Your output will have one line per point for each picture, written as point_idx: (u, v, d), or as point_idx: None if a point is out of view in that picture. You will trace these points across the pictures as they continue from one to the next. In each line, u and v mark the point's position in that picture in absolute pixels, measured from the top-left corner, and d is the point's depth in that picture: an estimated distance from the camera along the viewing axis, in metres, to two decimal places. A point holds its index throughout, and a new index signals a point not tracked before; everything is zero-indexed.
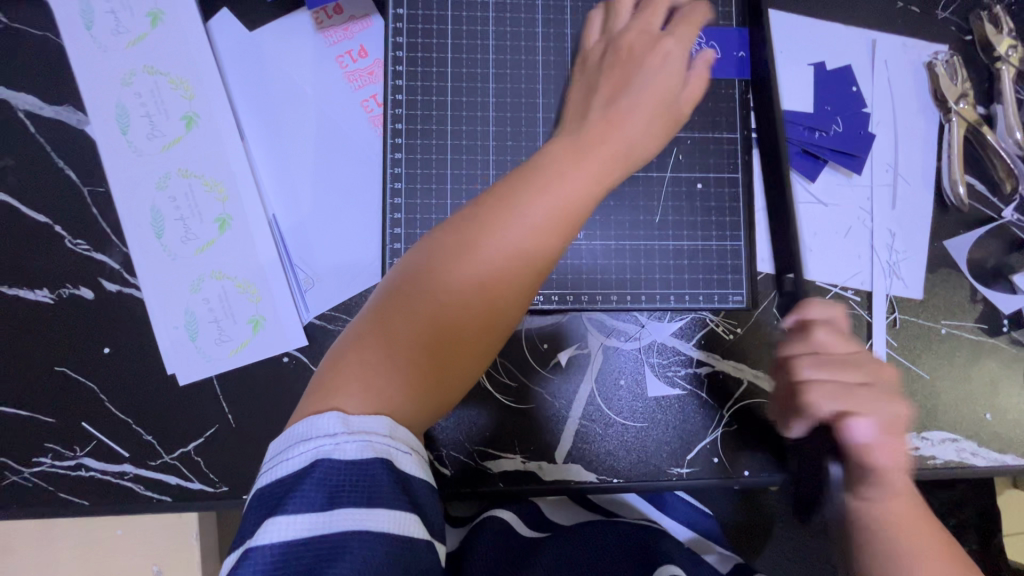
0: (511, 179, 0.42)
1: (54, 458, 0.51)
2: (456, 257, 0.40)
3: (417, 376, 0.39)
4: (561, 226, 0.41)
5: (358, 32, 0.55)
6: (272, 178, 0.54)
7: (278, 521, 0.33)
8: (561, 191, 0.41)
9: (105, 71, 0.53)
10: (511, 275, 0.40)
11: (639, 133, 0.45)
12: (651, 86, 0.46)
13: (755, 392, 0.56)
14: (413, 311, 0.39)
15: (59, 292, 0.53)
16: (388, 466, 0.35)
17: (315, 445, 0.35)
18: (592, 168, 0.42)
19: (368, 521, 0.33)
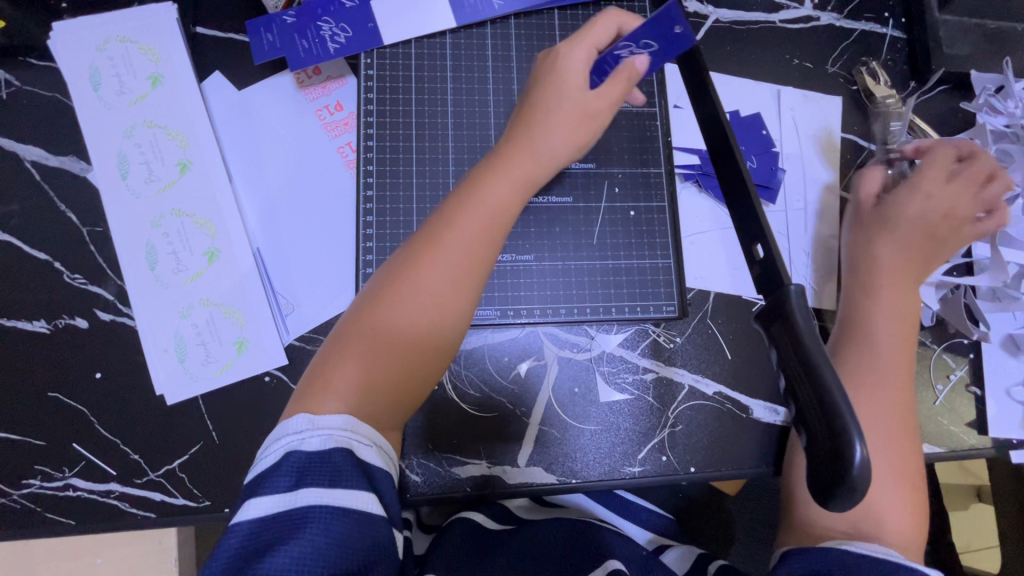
0: (416, 239, 0.50)
1: (42, 479, 0.54)
2: (378, 309, 0.48)
3: (371, 390, 0.47)
4: (463, 275, 0.48)
5: (334, 90, 0.64)
6: (255, 216, 0.60)
7: (260, 497, 0.42)
8: (455, 245, 0.48)
9: (109, 125, 0.60)
10: (428, 317, 0.48)
11: (546, 161, 0.52)
12: (565, 111, 0.52)
13: (695, 395, 0.63)
14: (364, 340, 0.47)
15: (55, 322, 0.57)
16: (347, 454, 0.44)
17: (287, 440, 0.44)
18: (480, 222, 0.49)
19: (327, 498, 0.42)
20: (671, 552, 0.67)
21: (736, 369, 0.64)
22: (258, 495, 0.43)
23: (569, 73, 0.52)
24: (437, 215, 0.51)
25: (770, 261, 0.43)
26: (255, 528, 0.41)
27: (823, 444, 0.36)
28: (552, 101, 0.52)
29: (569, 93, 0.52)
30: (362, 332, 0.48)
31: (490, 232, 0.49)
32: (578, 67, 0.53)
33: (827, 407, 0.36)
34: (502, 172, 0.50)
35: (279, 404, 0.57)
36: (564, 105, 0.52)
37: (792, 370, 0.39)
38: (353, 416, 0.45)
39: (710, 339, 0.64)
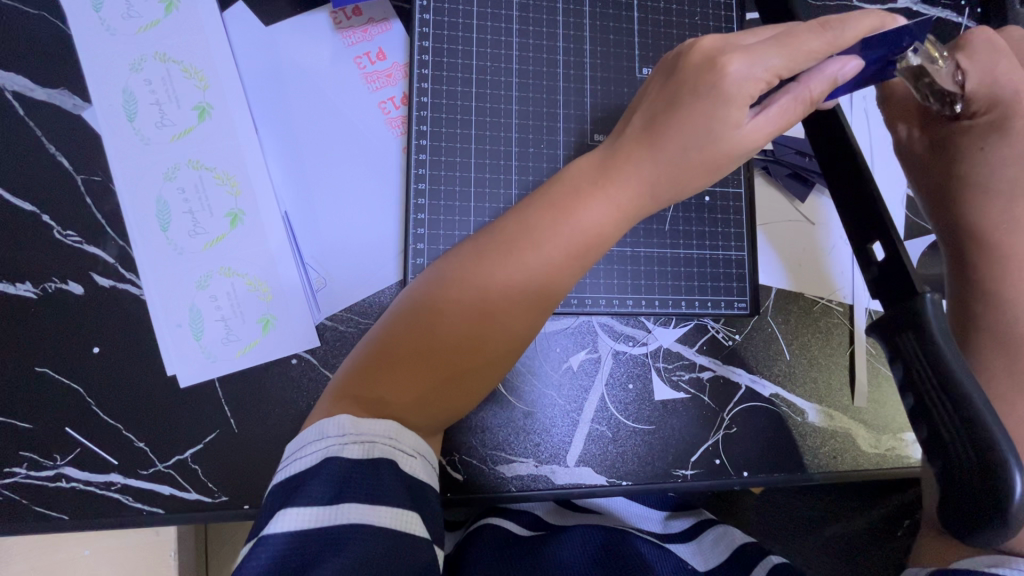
0: (483, 247, 0.43)
1: (30, 466, 0.47)
2: (437, 319, 0.42)
3: (420, 404, 0.42)
4: (534, 302, 0.43)
5: (377, 35, 0.55)
6: (285, 176, 0.52)
7: (291, 509, 0.36)
8: (530, 267, 0.42)
9: (115, 56, 0.51)
10: (490, 339, 0.42)
11: (658, 189, 0.42)
12: (710, 153, 0.41)
13: (753, 396, 0.59)
14: (419, 342, 0.42)
15: (44, 286, 0.49)
16: (391, 466, 0.39)
17: (325, 445, 0.38)
18: (563, 247, 0.42)
19: (370, 515, 0.36)
20: (709, 533, 0.65)
21: (796, 370, 0.60)
22: (288, 507, 0.37)
23: (734, 101, 0.39)
24: (513, 227, 0.43)
25: (895, 260, 0.39)
26: (284, 545, 0.35)
27: (970, 472, 0.32)
28: (696, 133, 0.40)
29: (724, 130, 0.40)
30: (419, 331, 0.42)
31: (572, 261, 0.42)
32: (747, 93, 0.39)
33: (973, 433, 0.32)
34: (598, 191, 0.42)
35: (311, 390, 0.50)
36: (709, 146, 0.41)
37: (923, 388, 0.35)
38: (395, 422, 0.40)
39: (771, 339, 0.60)
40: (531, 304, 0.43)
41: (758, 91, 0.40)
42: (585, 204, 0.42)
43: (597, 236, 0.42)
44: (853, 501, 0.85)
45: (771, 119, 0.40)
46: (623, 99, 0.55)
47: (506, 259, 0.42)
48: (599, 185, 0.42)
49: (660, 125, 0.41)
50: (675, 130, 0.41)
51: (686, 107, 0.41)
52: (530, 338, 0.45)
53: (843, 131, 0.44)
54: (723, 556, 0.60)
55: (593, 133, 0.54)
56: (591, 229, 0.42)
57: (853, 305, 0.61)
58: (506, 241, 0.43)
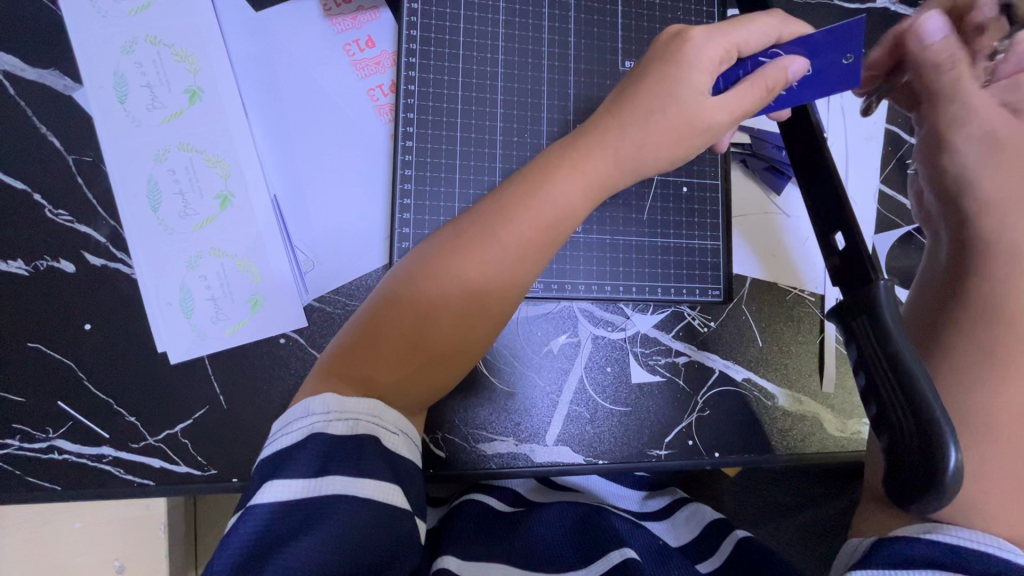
0: (459, 232, 0.45)
1: (23, 439, 0.48)
2: (415, 301, 0.44)
3: (403, 381, 0.44)
4: (508, 282, 0.44)
5: (366, 22, 0.56)
6: (274, 159, 0.53)
7: (278, 481, 0.38)
8: (505, 247, 0.43)
9: (105, 38, 0.51)
10: (467, 318, 0.44)
11: (628, 169, 0.44)
12: (672, 115, 0.43)
13: (725, 380, 0.62)
14: (399, 321, 0.44)
15: (36, 263, 0.50)
16: (374, 441, 0.40)
17: (312, 420, 0.40)
18: (535, 227, 0.44)
19: (354, 488, 0.38)
20: (682, 512, 0.68)
21: (768, 357, 0.63)
22: (275, 479, 0.39)
23: (696, 66, 0.43)
24: (487, 210, 0.45)
25: (854, 249, 0.42)
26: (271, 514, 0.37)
27: (915, 450, 0.35)
28: (660, 95, 0.43)
29: (686, 93, 0.42)
30: (399, 311, 0.44)
31: (544, 241, 0.44)
32: (707, 62, 0.43)
33: (917, 413, 0.35)
34: (568, 175, 0.44)
35: (298, 369, 0.52)
36: (671, 108, 0.42)
37: (876, 370, 0.38)
38: (379, 401, 0.42)
39: (745, 326, 0.63)
40: (506, 282, 0.44)
41: (716, 60, 0.43)
42: (555, 186, 0.44)
43: (568, 217, 0.44)
44: (822, 487, 0.89)
45: (727, 96, 0.43)
46: (606, 90, 0.56)
47: (482, 240, 0.44)
48: (570, 169, 0.44)
49: (630, 114, 0.43)
50: (640, 97, 0.43)
51: (651, 76, 0.44)
52: (507, 315, 0.46)
53: (812, 127, 0.46)
54: (694, 533, 0.63)
55: (575, 123, 0.56)
56: (564, 209, 0.44)
57: (823, 295, 0.64)
58: (482, 222, 0.44)
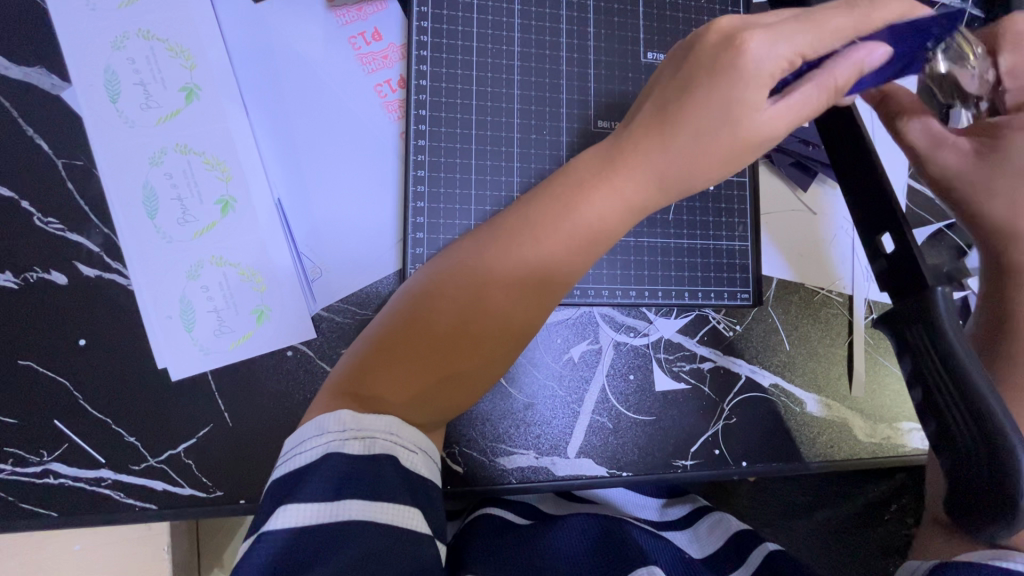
0: (484, 238, 0.42)
1: (16, 463, 0.45)
2: (438, 310, 0.41)
3: (424, 397, 0.41)
4: (536, 294, 0.42)
5: (372, 14, 0.53)
6: (279, 161, 0.50)
7: (291, 505, 0.35)
8: (532, 261, 0.41)
9: (93, 32, 0.48)
10: (491, 332, 0.41)
11: (668, 179, 0.40)
12: (723, 138, 0.39)
13: (752, 386, 0.59)
14: (417, 336, 0.41)
15: (25, 275, 0.46)
16: (392, 461, 0.38)
17: (325, 440, 0.38)
18: (564, 241, 0.41)
19: (373, 512, 0.36)
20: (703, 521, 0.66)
21: (796, 361, 0.60)
22: (286, 504, 0.36)
23: (756, 82, 0.38)
24: (515, 220, 0.42)
25: (904, 255, 0.39)
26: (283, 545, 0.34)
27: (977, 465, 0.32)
28: (710, 116, 0.39)
29: (741, 114, 0.38)
30: (417, 324, 0.41)
31: (575, 253, 0.41)
32: (768, 76, 0.38)
33: (981, 429, 0.32)
34: (602, 183, 0.40)
35: (308, 384, 0.49)
36: (721, 132, 0.39)
37: (933, 380, 0.35)
38: (396, 419, 0.39)
39: (773, 329, 0.60)
40: (532, 299, 0.42)
41: (781, 71, 0.38)
42: (589, 197, 0.40)
43: (601, 227, 0.41)
44: (841, 488, 0.86)
45: (789, 106, 0.38)
46: (627, 83, 0.53)
47: (507, 253, 0.41)
48: (603, 174, 0.41)
49: (670, 113, 0.40)
50: (684, 111, 0.39)
51: (698, 90, 0.39)
52: (531, 336, 0.43)
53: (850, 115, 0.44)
54: (719, 544, 0.61)
55: (597, 119, 0.53)
56: (595, 223, 0.41)
57: (852, 296, 0.61)
58: (510, 234, 0.41)
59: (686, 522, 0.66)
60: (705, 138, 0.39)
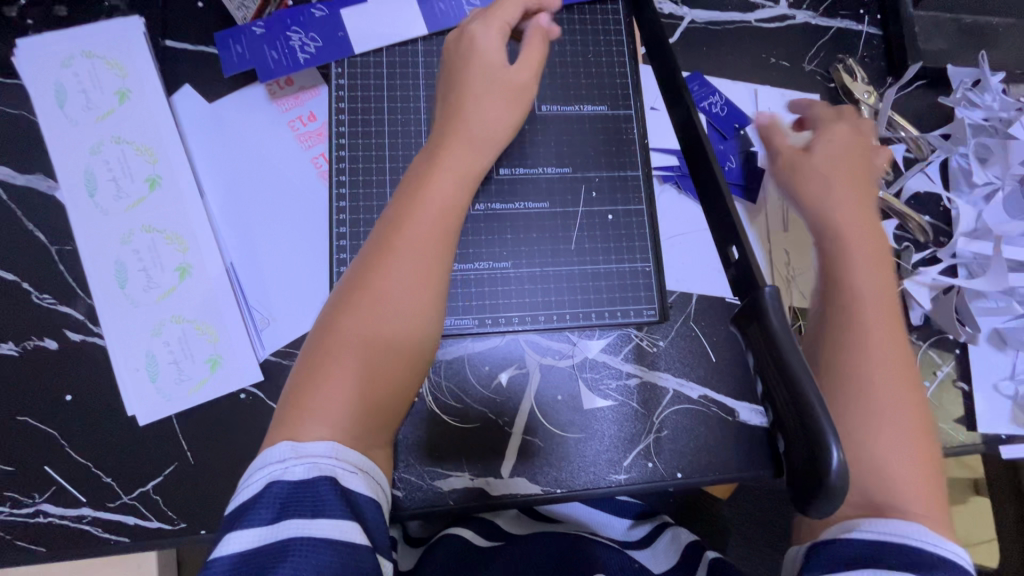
0: (369, 252, 0.46)
1: (12, 505, 0.53)
2: (349, 322, 0.44)
3: (361, 408, 0.42)
4: (424, 279, 0.45)
5: (307, 100, 0.63)
6: (229, 229, 0.59)
7: (241, 531, 0.38)
8: (409, 244, 0.46)
9: (78, 142, 0.59)
10: (396, 329, 0.44)
11: (482, 144, 0.51)
12: (494, 88, 0.52)
13: (680, 399, 0.62)
14: (331, 354, 0.43)
15: (24, 343, 0.56)
16: (331, 482, 0.40)
17: (270, 470, 0.40)
18: (429, 216, 0.47)
19: (311, 529, 0.38)
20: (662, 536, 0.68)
21: (722, 371, 0.63)
22: (237, 530, 0.39)
23: (484, 50, 0.53)
24: (382, 221, 0.47)
25: (744, 264, 0.43)
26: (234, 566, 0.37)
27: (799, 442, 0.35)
28: (479, 78, 0.52)
29: (491, 66, 0.52)
30: (329, 344, 0.43)
31: (444, 233, 0.47)
32: (492, 44, 0.53)
33: (804, 417, 0.35)
34: (438, 165, 0.49)
35: (258, 421, 0.56)
36: (491, 83, 0.52)
37: (772, 379, 0.38)
38: (338, 443, 0.41)
39: (695, 342, 0.63)
40: (424, 276, 0.45)
41: (500, 37, 0.53)
42: (432, 178, 0.48)
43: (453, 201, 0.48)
44: None
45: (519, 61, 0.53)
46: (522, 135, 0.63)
47: (380, 246, 0.46)
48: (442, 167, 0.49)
49: (464, 105, 0.51)
50: (469, 91, 0.52)
51: (467, 74, 0.52)
52: (438, 314, 0.47)
53: (701, 140, 0.49)
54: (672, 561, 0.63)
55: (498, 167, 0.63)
56: (447, 195, 0.48)
57: None
58: (379, 232, 0.47)
59: (644, 541, 0.68)
60: (482, 92, 0.52)
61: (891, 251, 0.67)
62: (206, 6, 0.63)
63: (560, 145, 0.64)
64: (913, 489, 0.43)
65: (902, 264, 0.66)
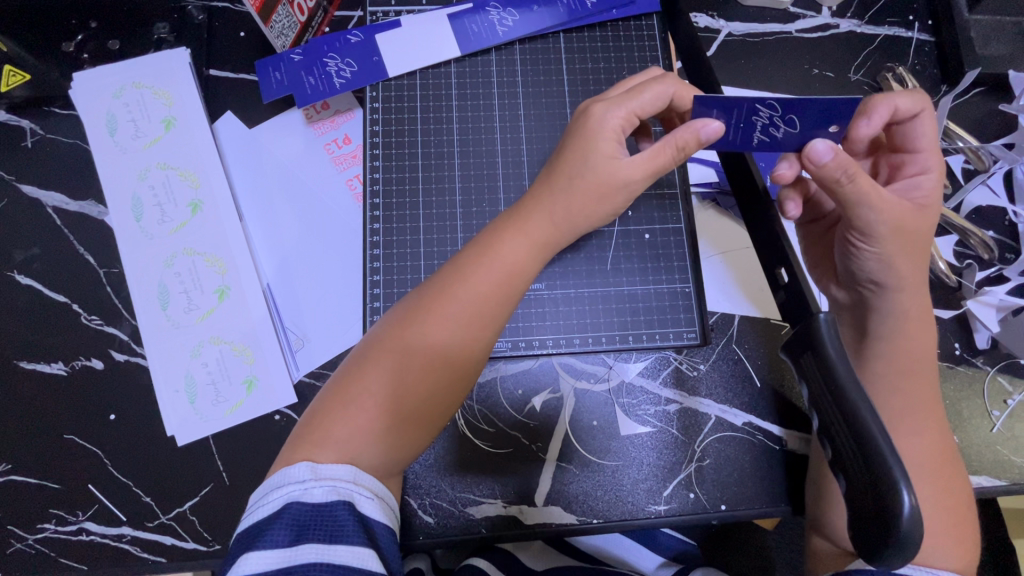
0: (420, 296, 0.45)
1: (57, 522, 0.54)
2: (388, 362, 0.43)
3: (388, 426, 0.43)
4: (475, 326, 0.44)
5: (342, 123, 0.64)
6: (266, 251, 0.60)
7: (255, 553, 0.37)
8: (467, 302, 0.44)
9: (126, 168, 0.61)
10: (434, 380, 0.44)
11: (564, 223, 0.48)
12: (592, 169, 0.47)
13: (722, 426, 0.59)
14: (363, 388, 0.43)
15: (72, 363, 0.58)
16: (348, 505, 0.39)
17: (287, 490, 0.39)
18: (492, 280, 0.45)
19: (328, 554, 0.37)
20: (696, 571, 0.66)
21: (767, 397, 0.59)
22: (251, 552, 0.38)
23: (603, 135, 0.47)
24: (446, 271, 0.46)
25: (796, 286, 0.41)
26: None
27: (863, 478, 0.32)
28: (581, 145, 0.47)
29: (603, 152, 0.47)
30: (362, 377, 0.43)
31: (502, 291, 0.46)
32: (611, 131, 0.47)
33: (867, 453, 0.32)
34: (514, 229, 0.47)
35: None
36: (590, 173, 0.47)
37: (829, 414, 0.36)
38: (354, 467, 0.41)
39: (737, 366, 0.60)
40: (474, 341, 0.45)
41: (620, 129, 0.47)
42: (504, 241, 0.46)
43: (523, 258, 0.46)
44: None
45: (643, 159, 0.47)
46: None
47: (439, 299, 0.45)
48: (519, 223, 0.48)
49: (549, 169, 0.49)
50: (567, 157, 0.48)
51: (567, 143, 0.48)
52: (474, 379, 0.46)
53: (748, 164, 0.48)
54: None
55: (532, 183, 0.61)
56: (513, 260, 0.46)
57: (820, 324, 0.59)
58: (440, 282, 0.46)
59: None
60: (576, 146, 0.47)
61: (951, 268, 0.63)
62: (247, 36, 0.65)
63: None
64: (931, 520, 0.45)
65: (964, 283, 0.62)
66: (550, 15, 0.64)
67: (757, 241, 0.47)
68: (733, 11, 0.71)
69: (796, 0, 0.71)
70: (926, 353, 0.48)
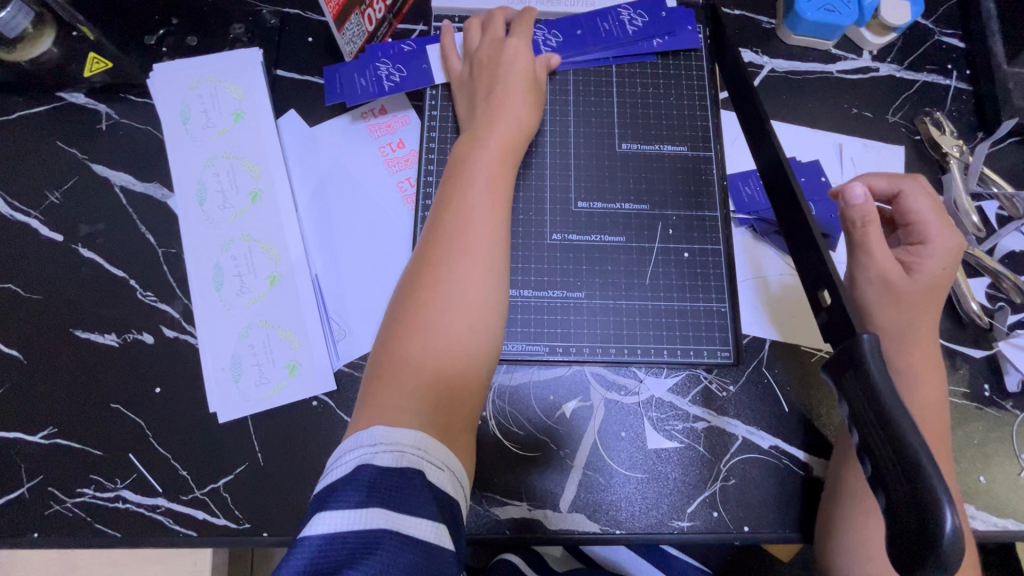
0: (427, 248, 0.51)
1: (96, 488, 0.56)
2: (414, 333, 0.47)
3: (437, 409, 0.45)
4: (483, 259, 0.50)
5: (399, 128, 0.67)
6: (317, 243, 0.63)
7: (329, 513, 0.37)
8: (470, 232, 0.51)
9: (193, 155, 0.64)
10: (463, 331, 0.48)
11: (522, 132, 0.58)
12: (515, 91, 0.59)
13: (749, 447, 0.59)
14: (404, 363, 0.46)
15: (124, 336, 0.60)
16: (419, 475, 0.40)
17: (358, 454, 0.41)
18: (479, 199, 0.52)
19: (397, 524, 0.37)
20: None
21: (796, 422, 0.60)
22: (324, 512, 0.38)
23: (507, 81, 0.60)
24: (437, 210, 0.53)
25: (839, 306, 0.43)
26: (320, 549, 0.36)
27: (905, 494, 0.33)
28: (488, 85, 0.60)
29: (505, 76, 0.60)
30: (396, 357, 0.46)
31: (495, 211, 0.53)
32: (515, 72, 0.60)
33: (910, 470, 0.33)
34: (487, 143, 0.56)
35: (327, 429, 0.57)
36: (514, 74, 0.60)
37: (871, 431, 0.37)
38: (424, 436, 0.42)
39: (767, 389, 0.61)
40: (486, 276, 0.50)
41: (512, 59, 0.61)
42: (475, 162, 0.55)
43: (495, 194, 0.53)
44: None
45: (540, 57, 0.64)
46: (603, 173, 0.65)
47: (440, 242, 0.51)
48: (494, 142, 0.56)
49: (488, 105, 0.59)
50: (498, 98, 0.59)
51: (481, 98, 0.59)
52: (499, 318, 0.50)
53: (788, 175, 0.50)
54: None
55: (576, 200, 0.64)
56: (492, 178, 0.54)
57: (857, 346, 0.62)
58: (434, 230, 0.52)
59: None
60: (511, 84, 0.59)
61: (983, 310, 0.64)
62: (315, 41, 0.69)
63: (639, 182, 0.65)
64: None
65: (997, 325, 0.63)
66: (592, 40, 0.67)
67: (799, 263, 0.49)
68: (776, 49, 0.74)
69: (838, 43, 0.74)
70: (930, 394, 0.52)
